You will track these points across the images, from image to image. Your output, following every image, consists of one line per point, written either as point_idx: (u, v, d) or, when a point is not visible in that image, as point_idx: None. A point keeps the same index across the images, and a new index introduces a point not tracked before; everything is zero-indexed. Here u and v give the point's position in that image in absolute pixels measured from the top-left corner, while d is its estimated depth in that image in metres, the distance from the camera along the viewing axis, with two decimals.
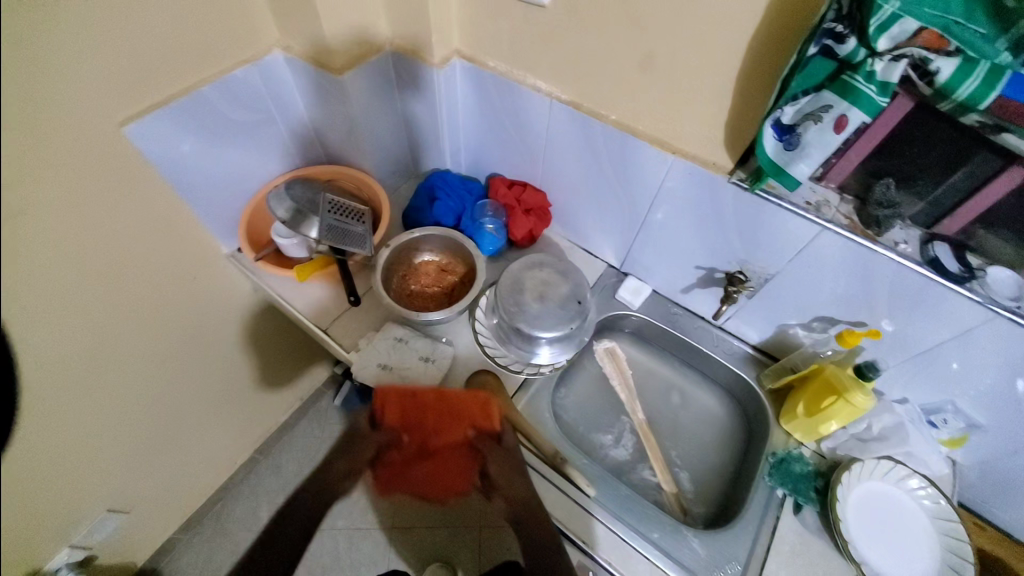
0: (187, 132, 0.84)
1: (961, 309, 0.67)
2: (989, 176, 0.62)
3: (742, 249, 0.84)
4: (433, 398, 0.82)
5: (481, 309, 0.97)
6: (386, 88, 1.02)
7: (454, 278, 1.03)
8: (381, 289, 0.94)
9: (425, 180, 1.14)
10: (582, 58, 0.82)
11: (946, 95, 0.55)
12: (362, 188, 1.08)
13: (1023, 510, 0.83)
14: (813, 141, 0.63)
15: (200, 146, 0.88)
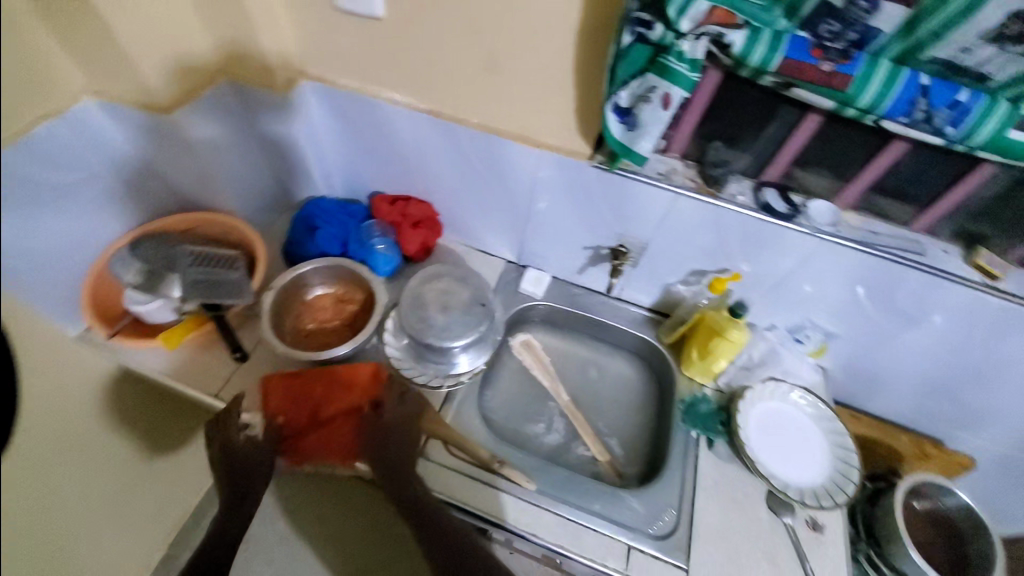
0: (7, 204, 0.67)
1: (796, 240, 0.78)
2: (793, 125, 0.72)
3: (617, 224, 0.91)
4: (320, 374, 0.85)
5: (388, 331, 0.92)
6: (233, 121, 0.94)
7: (354, 307, 0.97)
8: (271, 338, 0.86)
9: (300, 210, 1.05)
10: (432, 66, 0.83)
11: (744, 63, 0.63)
12: (230, 232, 0.97)
13: (877, 394, 1.01)
14: (648, 120, 0.69)
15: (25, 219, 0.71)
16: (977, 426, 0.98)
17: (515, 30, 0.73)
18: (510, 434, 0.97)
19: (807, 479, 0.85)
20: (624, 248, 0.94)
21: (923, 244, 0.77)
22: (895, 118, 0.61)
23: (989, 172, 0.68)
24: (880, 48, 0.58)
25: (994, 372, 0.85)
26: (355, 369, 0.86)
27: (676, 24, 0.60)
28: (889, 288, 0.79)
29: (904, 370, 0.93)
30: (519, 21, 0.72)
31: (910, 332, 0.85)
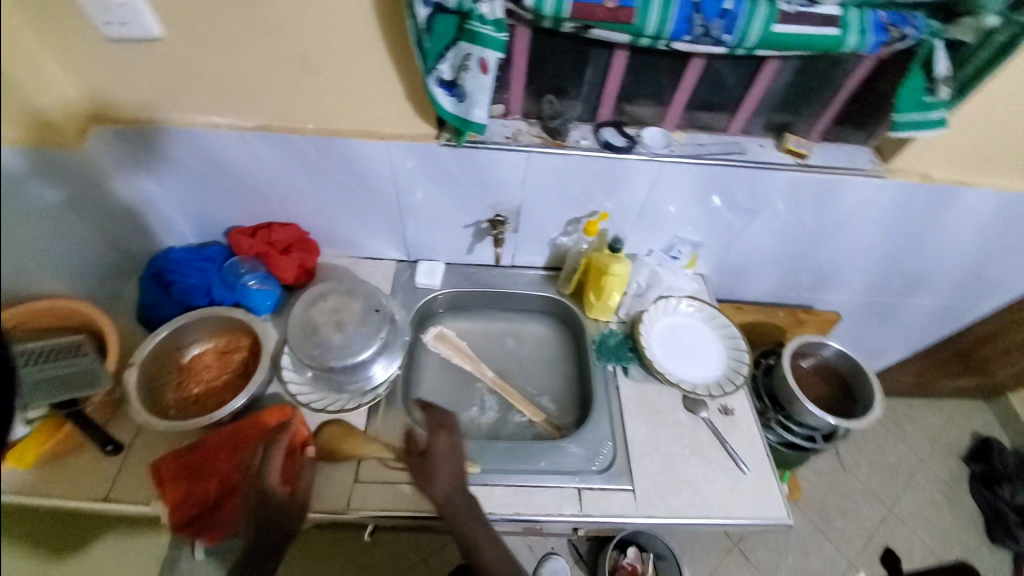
0: None
1: (640, 169, 0.85)
2: (607, 64, 0.78)
3: (487, 196, 0.93)
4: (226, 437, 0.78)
5: (288, 369, 0.88)
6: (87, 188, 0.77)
7: (240, 354, 0.90)
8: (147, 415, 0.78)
9: (146, 268, 0.93)
10: (246, 77, 0.76)
11: (541, 14, 0.65)
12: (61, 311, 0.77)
13: (747, 282, 1.15)
14: (474, 88, 0.70)
15: None
16: (830, 283, 1.15)
17: (319, 21, 0.70)
18: (447, 426, 0.97)
19: (708, 374, 0.96)
20: (502, 217, 0.96)
21: (744, 143, 0.87)
22: (682, 38, 0.66)
23: (774, 67, 0.77)
24: None
25: (828, 234, 1.00)
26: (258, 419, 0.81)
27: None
28: (727, 188, 0.90)
29: (763, 254, 1.07)
30: (320, 11, 0.69)
31: (758, 221, 0.97)
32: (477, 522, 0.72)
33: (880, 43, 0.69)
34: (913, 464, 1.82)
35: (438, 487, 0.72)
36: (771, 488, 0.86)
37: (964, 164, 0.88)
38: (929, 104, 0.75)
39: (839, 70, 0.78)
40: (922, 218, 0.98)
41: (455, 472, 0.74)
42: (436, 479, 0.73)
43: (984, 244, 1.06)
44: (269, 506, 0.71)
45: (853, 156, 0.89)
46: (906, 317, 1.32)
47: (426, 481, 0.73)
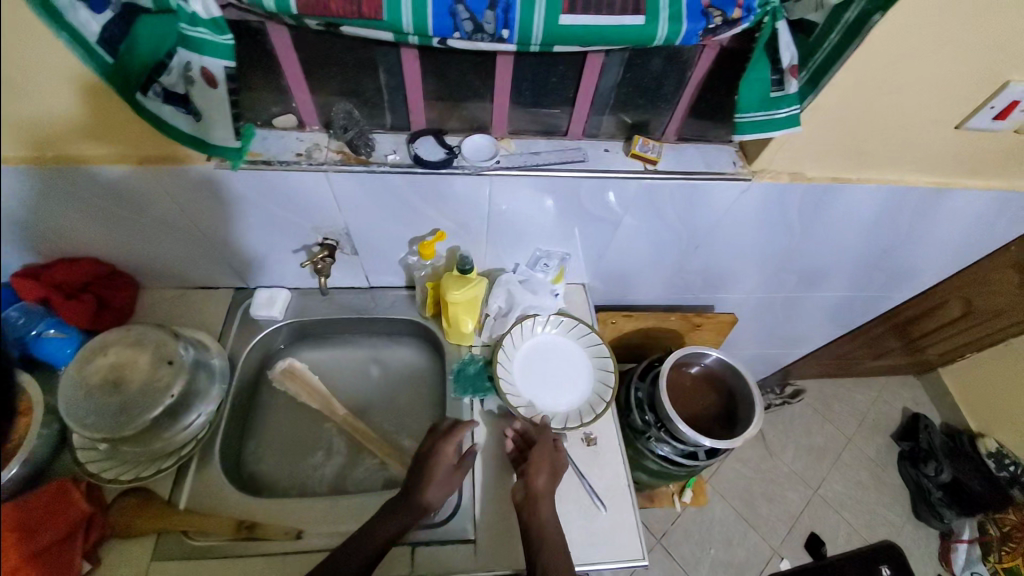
0: None
1: (466, 184, 0.74)
2: (400, 64, 0.64)
3: (306, 220, 0.81)
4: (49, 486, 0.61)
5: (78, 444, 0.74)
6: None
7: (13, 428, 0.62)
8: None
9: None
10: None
11: (269, 10, 0.53)
12: None
13: (631, 287, 1.07)
14: (207, 102, 0.60)
15: None
16: (718, 283, 1.07)
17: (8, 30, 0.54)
18: (289, 474, 0.88)
19: (569, 401, 0.88)
20: (330, 241, 0.84)
21: (585, 149, 0.76)
22: (451, 35, 0.54)
23: (599, 61, 0.65)
24: None
25: (702, 238, 0.91)
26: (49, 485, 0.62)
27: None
28: (574, 196, 0.79)
29: (639, 259, 0.97)
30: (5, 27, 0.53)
31: (622, 228, 0.87)
32: (554, 529, 0.72)
33: (696, 32, 0.55)
34: (841, 445, 1.78)
35: (538, 478, 0.75)
36: (629, 526, 0.79)
37: (839, 160, 0.78)
38: (774, 101, 0.63)
39: (676, 60, 0.66)
40: (803, 218, 0.88)
41: (558, 473, 0.77)
42: (541, 470, 0.76)
43: (879, 238, 0.97)
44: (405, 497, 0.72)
45: (711, 157, 0.78)
46: (813, 309, 1.25)
47: (531, 468, 0.76)
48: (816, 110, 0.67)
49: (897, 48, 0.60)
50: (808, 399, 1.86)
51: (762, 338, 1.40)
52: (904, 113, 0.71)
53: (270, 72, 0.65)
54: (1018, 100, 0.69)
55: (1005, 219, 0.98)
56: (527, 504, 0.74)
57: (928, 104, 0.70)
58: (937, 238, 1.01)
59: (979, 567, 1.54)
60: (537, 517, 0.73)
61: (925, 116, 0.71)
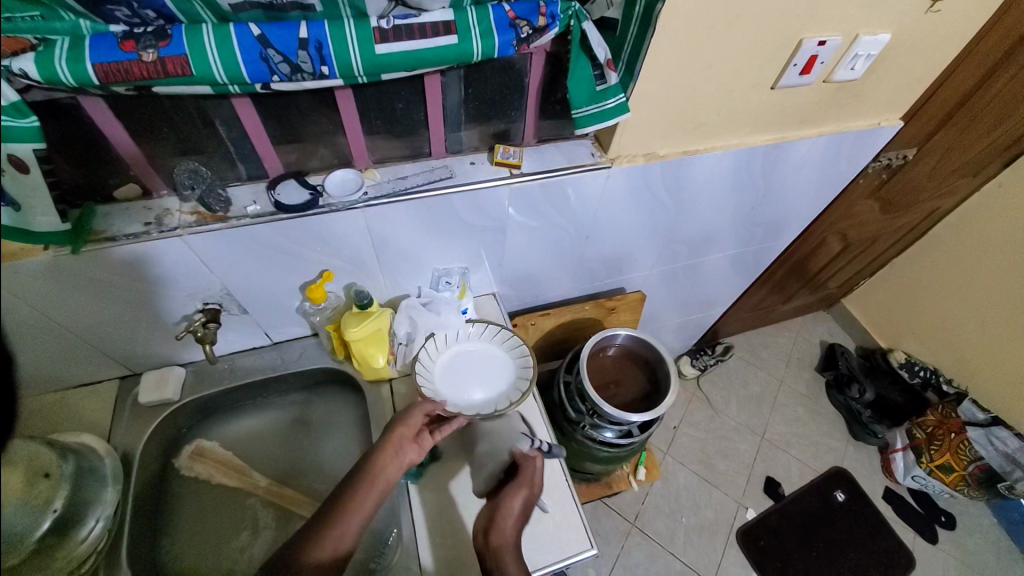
0: None
1: (338, 222, 0.74)
2: (237, 115, 0.63)
3: (181, 292, 0.77)
4: None
5: None
6: None
7: None
8: None
9: None
10: None
11: (72, 86, 0.51)
12: None
13: (539, 288, 1.10)
14: (22, 192, 0.56)
15: None
16: (620, 265, 1.13)
17: None
18: (213, 562, 0.84)
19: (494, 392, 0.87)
20: (212, 305, 0.81)
21: (452, 165, 0.79)
22: (270, 78, 0.54)
23: (438, 81, 0.68)
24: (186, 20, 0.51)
25: (590, 228, 0.96)
26: None
27: None
28: (451, 213, 0.81)
29: (538, 259, 1.00)
30: None
31: (509, 234, 0.91)
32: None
33: (509, 43, 0.59)
34: (775, 388, 1.91)
35: (502, 525, 0.71)
36: (573, 520, 0.80)
37: (683, 135, 0.86)
38: (602, 93, 0.69)
39: (511, 70, 0.70)
40: (672, 191, 0.96)
41: (524, 516, 0.72)
42: (508, 512, 0.72)
43: (746, 195, 1.07)
44: (348, 489, 0.68)
45: (571, 151, 0.84)
46: (712, 273, 1.35)
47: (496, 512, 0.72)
48: (645, 94, 0.74)
49: (694, 30, 0.68)
50: (739, 353, 1.99)
51: (681, 307, 1.49)
52: (724, 85, 0.79)
53: (95, 146, 0.61)
54: (814, 55, 0.79)
55: (843, 157, 1.11)
56: (484, 542, 0.70)
57: (743, 73, 0.79)
58: (795, 186, 1.13)
59: (917, 470, 1.63)
60: (487, 551, 0.68)
61: (744, 82, 0.80)
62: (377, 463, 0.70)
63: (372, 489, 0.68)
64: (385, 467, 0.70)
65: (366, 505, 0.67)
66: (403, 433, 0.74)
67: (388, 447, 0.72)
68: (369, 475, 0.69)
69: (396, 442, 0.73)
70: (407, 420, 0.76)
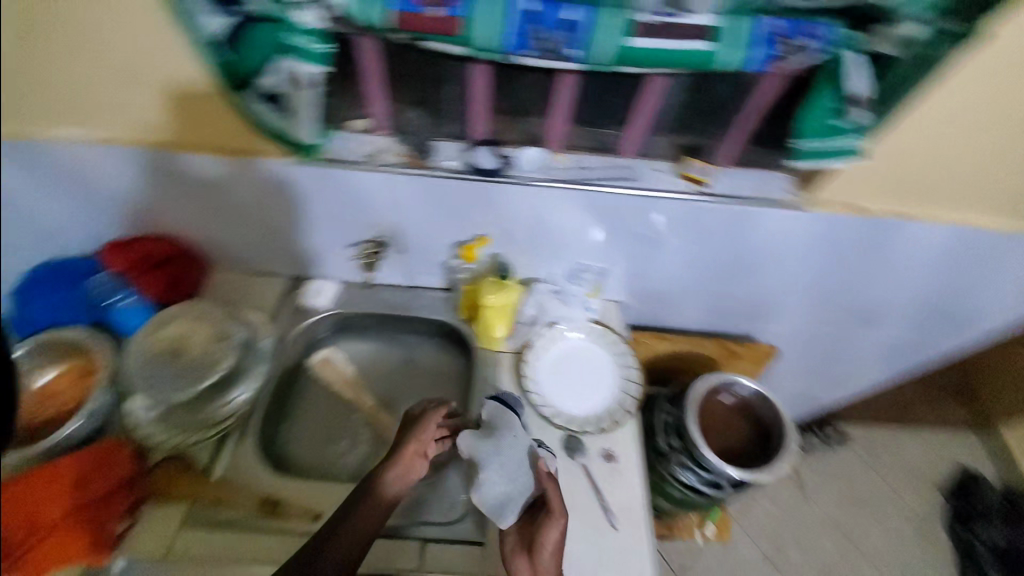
0: None
1: (514, 193, 0.77)
2: (468, 78, 0.69)
3: (363, 219, 0.85)
4: (78, 470, 0.71)
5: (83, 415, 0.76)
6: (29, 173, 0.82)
7: (61, 403, 0.81)
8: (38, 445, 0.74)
9: (46, 271, 0.88)
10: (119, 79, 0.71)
11: (366, 24, 0.58)
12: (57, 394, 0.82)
13: (675, 311, 1.05)
14: (296, 103, 0.64)
15: None
16: (765, 314, 1.04)
17: (142, 40, 0.67)
18: (314, 459, 0.94)
19: (593, 406, 0.89)
20: (382, 238, 0.89)
21: (636, 166, 0.77)
22: (524, 52, 0.57)
23: (661, 84, 0.67)
24: None
25: (752, 265, 0.89)
26: (77, 458, 0.72)
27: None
28: (617, 213, 0.80)
29: (681, 282, 0.96)
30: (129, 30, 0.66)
31: (662, 250, 0.87)
32: None
33: (760, 59, 0.57)
34: (887, 500, 1.65)
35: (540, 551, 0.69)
36: (640, 550, 0.78)
37: (900, 194, 0.77)
38: (837, 130, 0.63)
39: (736, 85, 0.67)
40: (859, 252, 0.86)
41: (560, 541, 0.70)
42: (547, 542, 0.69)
43: (943, 279, 0.93)
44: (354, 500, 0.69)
45: (763, 182, 0.78)
46: (863, 357, 1.18)
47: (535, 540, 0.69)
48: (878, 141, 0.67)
49: (950, 80, 0.64)
50: (855, 448, 1.73)
51: (808, 375, 1.34)
52: None
53: (352, 78, 0.70)
54: None
55: None
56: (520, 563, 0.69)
57: None
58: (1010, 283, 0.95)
59: None
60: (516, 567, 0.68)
61: None
62: (384, 473, 0.71)
63: (382, 496, 0.70)
64: (392, 481, 0.71)
65: (375, 515, 0.68)
66: (414, 449, 0.74)
67: (395, 460, 0.72)
68: (374, 484, 0.70)
69: (407, 457, 0.73)
70: (418, 437, 0.75)
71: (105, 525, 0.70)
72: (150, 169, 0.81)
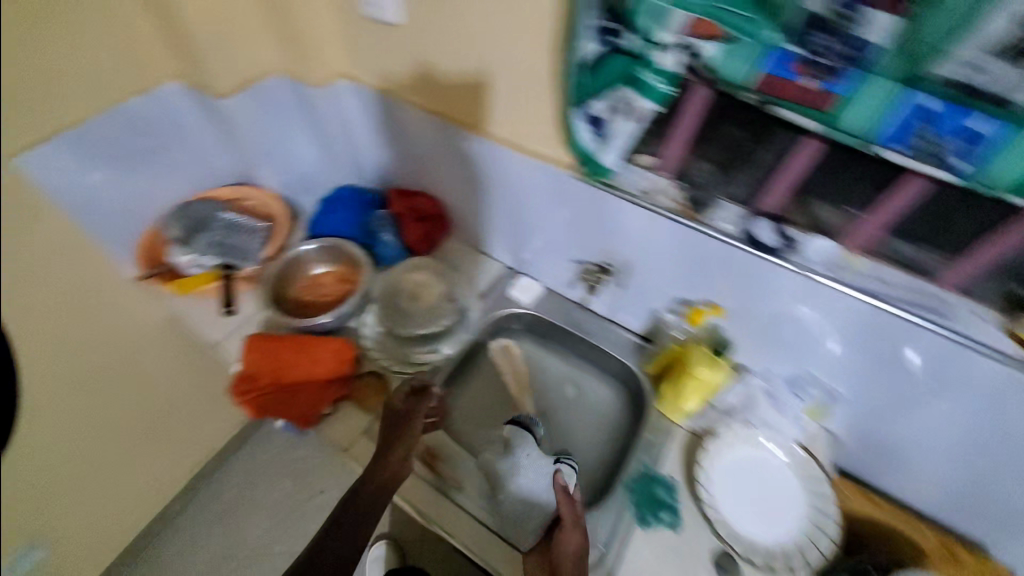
0: (92, 164, 0.90)
1: (784, 280, 0.73)
2: (792, 150, 0.63)
3: (603, 242, 0.88)
4: (299, 348, 0.90)
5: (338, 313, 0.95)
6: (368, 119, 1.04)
7: (327, 296, 1.04)
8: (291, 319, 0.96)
9: (336, 194, 1.14)
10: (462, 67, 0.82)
11: (726, 79, 0.61)
12: (323, 285, 1.05)
13: (906, 475, 0.86)
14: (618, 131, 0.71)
15: (110, 178, 0.94)
16: None
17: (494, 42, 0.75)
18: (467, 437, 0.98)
19: (767, 532, 0.80)
20: (609, 265, 0.91)
21: (950, 303, 0.64)
22: (895, 146, 0.56)
23: None
24: (873, 68, 0.53)
25: None
26: (323, 343, 0.91)
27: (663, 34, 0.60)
28: (899, 343, 0.69)
29: (936, 449, 0.78)
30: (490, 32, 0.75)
31: (936, 403, 0.72)
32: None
33: None
34: None
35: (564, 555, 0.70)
36: None
37: None
38: None
39: None
40: None
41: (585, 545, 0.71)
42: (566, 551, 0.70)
43: None
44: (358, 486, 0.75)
45: None
46: None
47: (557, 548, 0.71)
48: None
49: None
50: None
51: None
52: None
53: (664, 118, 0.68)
54: None
55: None
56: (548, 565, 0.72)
57: None
58: None
59: None
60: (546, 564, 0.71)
61: None
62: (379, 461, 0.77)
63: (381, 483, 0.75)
64: (387, 471, 0.76)
65: (375, 503, 0.74)
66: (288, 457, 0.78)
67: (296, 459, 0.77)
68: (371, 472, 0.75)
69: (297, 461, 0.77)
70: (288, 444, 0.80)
71: (320, 404, 0.90)
72: (449, 145, 0.95)
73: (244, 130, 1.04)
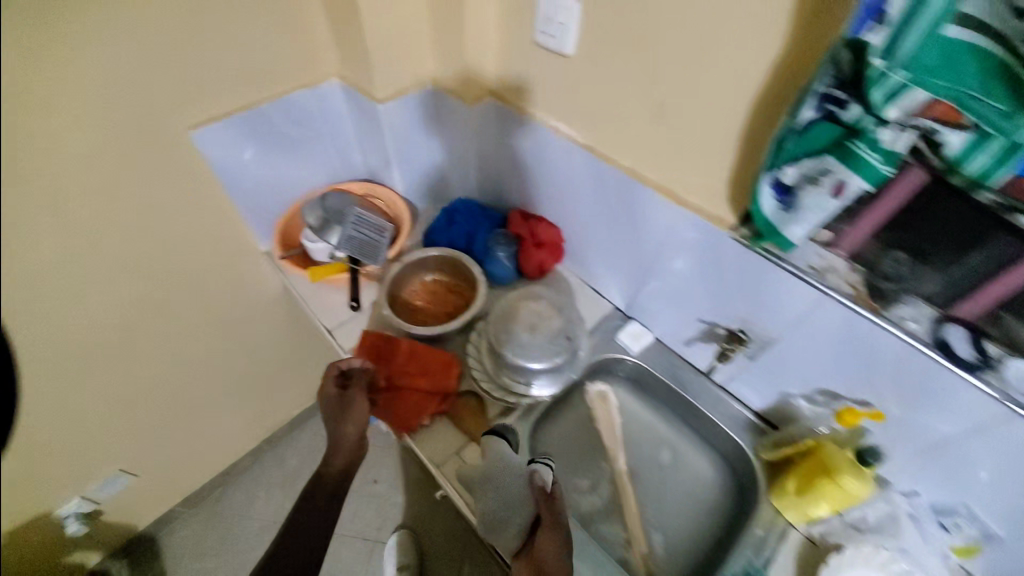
0: (248, 142, 1.00)
1: (972, 402, 0.64)
2: (1013, 260, 0.53)
3: (744, 308, 0.82)
4: (411, 354, 0.94)
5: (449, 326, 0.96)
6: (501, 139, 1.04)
7: (437, 304, 1.06)
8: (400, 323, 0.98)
9: (455, 203, 1.17)
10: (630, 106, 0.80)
11: (961, 171, 0.51)
12: (436, 291, 1.08)
13: None
14: (809, 205, 0.62)
15: (259, 155, 1.04)
16: None
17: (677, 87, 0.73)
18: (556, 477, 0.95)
19: None
20: (745, 335, 0.85)
21: None
22: None
23: None
24: None
25: None
26: (433, 354, 0.95)
27: (886, 112, 0.50)
28: None
29: None
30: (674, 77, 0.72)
31: None
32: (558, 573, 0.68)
33: None
34: None
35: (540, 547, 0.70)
36: None
37: None
38: None
39: None
40: None
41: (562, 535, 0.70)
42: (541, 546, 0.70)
43: None
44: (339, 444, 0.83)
45: None
46: None
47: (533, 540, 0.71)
48: None
49: None
50: None
51: None
52: None
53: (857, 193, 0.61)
54: None
55: None
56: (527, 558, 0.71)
57: None
58: None
59: None
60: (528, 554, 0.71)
61: None
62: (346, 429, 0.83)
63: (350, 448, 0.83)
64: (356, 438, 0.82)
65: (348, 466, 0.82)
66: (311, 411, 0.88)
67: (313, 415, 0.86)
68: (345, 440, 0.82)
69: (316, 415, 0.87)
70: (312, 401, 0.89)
71: (421, 415, 0.90)
72: (590, 178, 0.93)
73: (392, 133, 1.06)
